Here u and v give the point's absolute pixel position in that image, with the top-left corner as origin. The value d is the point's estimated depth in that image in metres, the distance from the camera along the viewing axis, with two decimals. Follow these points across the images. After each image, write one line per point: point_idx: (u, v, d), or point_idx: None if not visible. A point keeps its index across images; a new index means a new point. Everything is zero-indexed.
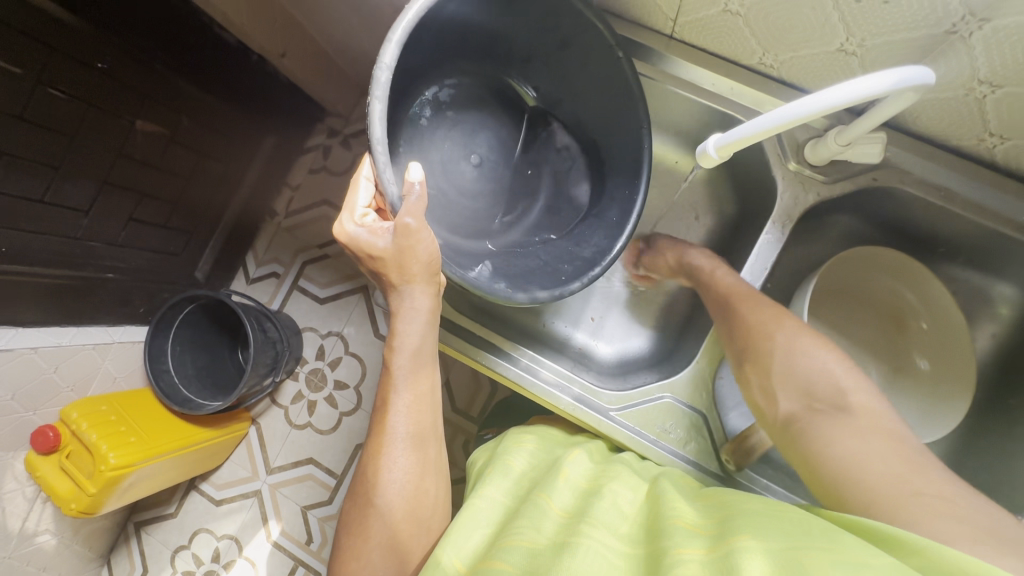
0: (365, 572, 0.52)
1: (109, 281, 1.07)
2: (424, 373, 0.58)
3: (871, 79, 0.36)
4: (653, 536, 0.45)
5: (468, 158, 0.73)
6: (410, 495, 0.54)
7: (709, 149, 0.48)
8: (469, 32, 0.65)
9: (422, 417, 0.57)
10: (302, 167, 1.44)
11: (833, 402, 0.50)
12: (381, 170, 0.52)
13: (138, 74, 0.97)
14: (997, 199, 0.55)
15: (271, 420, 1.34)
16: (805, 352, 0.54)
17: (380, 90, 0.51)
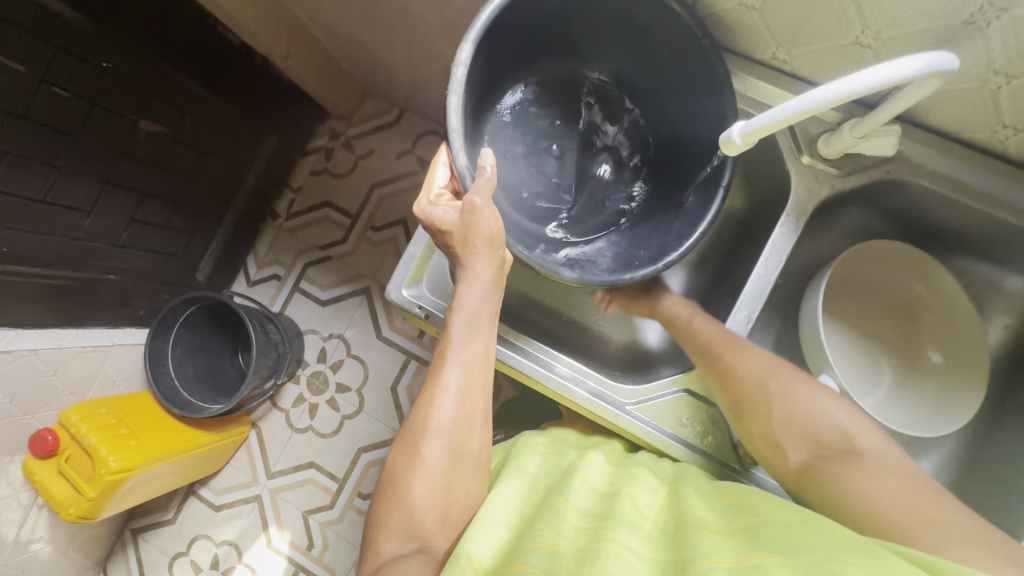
0: (402, 524, 0.50)
1: (109, 282, 1.05)
2: (483, 344, 0.57)
3: (891, 67, 0.37)
4: (671, 540, 0.45)
5: (551, 151, 0.70)
6: (452, 462, 0.53)
7: (734, 136, 0.48)
8: (547, 24, 0.63)
9: (475, 389, 0.56)
10: (304, 168, 1.43)
11: (844, 453, 0.48)
12: (455, 152, 0.54)
13: (141, 73, 0.96)
14: (1011, 191, 0.56)
15: (272, 424, 1.32)
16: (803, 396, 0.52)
17: (457, 85, 0.54)
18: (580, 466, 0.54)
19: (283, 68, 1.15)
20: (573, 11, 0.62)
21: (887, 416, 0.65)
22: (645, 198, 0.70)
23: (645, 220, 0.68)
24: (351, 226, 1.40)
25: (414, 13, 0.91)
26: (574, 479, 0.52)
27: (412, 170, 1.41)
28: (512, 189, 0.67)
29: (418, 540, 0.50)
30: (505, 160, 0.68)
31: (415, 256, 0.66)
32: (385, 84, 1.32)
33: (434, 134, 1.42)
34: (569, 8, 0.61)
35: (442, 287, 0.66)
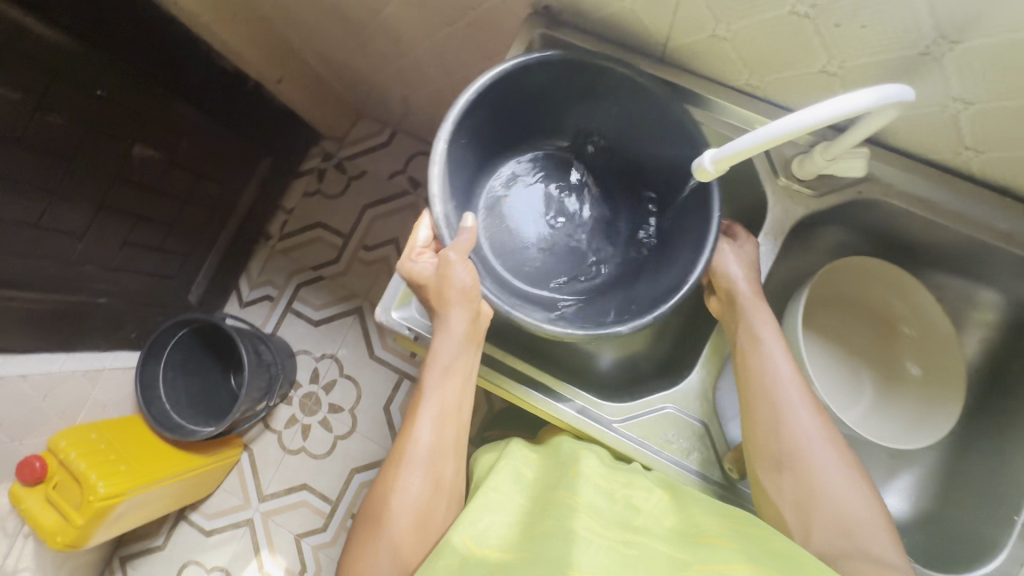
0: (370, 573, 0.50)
1: (101, 305, 1.06)
2: (459, 391, 0.57)
3: (852, 98, 0.39)
4: (665, 540, 0.46)
5: (545, 221, 0.73)
6: (424, 509, 0.53)
7: (704, 163, 0.49)
8: (529, 110, 0.67)
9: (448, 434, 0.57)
10: (296, 190, 1.45)
11: (824, 489, 0.51)
12: (434, 210, 0.56)
13: (136, 99, 0.98)
14: (977, 209, 0.58)
15: (264, 446, 1.31)
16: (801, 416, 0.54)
17: (438, 157, 0.57)
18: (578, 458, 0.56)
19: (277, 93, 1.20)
20: (550, 93, 0.65)
21: (872, 431, 0.67)
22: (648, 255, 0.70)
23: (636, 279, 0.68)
24: (343, 246, 1.42)
25: (403, 40, 0.93)
26: (570, 473, 0.54)
27: (403, 191, 1.43)
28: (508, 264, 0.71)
29: None
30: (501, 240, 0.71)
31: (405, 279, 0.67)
32: (376, 107, 1.35)
33: (424, 155, 1.44)
34: (545, 93, 0.65)
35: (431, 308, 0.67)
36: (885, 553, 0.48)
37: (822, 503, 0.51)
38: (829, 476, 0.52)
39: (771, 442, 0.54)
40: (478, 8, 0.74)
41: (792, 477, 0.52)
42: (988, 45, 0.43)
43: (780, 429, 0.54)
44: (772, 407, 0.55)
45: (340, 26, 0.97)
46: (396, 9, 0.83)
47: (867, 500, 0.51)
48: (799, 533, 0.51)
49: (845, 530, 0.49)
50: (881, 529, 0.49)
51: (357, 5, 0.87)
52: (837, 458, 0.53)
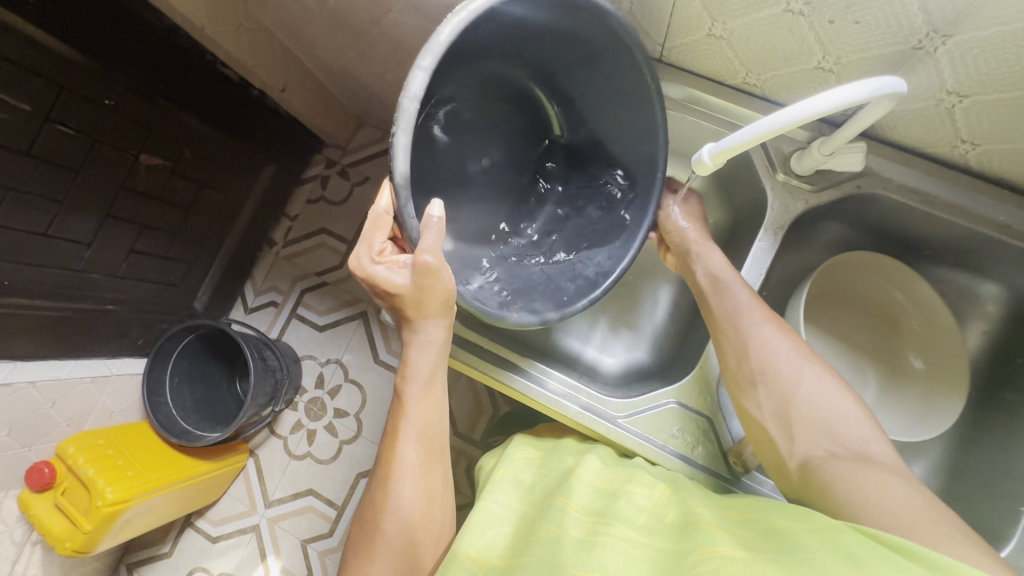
0: None
1: (109, 312, 1.07)
2: (435, 396, 0.59)
3: (840, 93, 0.39)
4: (668, 535, 0.46)
5: (480, 161, 0.67)
6: (423, 516, 0.55)
7: (703, 157, 0.50)
8: (501, 36, 0.59)
9: (432, 439, 0.59)
10: (300, 197, 1.47)
11: (829, 433, 0.50)
12: (403, 206, 0.50)
13: (142, 110, 1.00)
14: (975, 201, 0.58)
15: (270, 452, 1.32)
16: (782, 359, 0.54)
17: (405, 121, 0.48)
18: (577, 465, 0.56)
19: (279, 101, 1.20)
20: (534, 30, 0.59)
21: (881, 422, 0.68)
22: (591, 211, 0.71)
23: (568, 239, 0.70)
24: (347, 251, 1.43)
25: (406, 48, 0.94)
26: (569, 476, 0.55)
27: None
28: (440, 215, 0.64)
29: None
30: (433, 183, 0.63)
31: None
32: (378, 114, 1.36)
33: None
34: (527, 25, 0.58)
35: None
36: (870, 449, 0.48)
37: (800, 408, 0.52)
38: (803, 387, 0.52)
39: (741, 363, 0.56)
40: None
41: (765, 390, 0.54)
42: (979, 38, 0.44)
43: (745, 347, 0.56)
44: (735, 327, 0.58)
45: (343, 35, 0.98)
46: (398, 16, 0.84)
47: (842, 398, 0.52)
48: (783, 444, 0.52)
49: (825, 431, 0.50)
50: (864, 425, 0.50)
51: (359, 13, 0.88)
52: (804, 361, 0.54)
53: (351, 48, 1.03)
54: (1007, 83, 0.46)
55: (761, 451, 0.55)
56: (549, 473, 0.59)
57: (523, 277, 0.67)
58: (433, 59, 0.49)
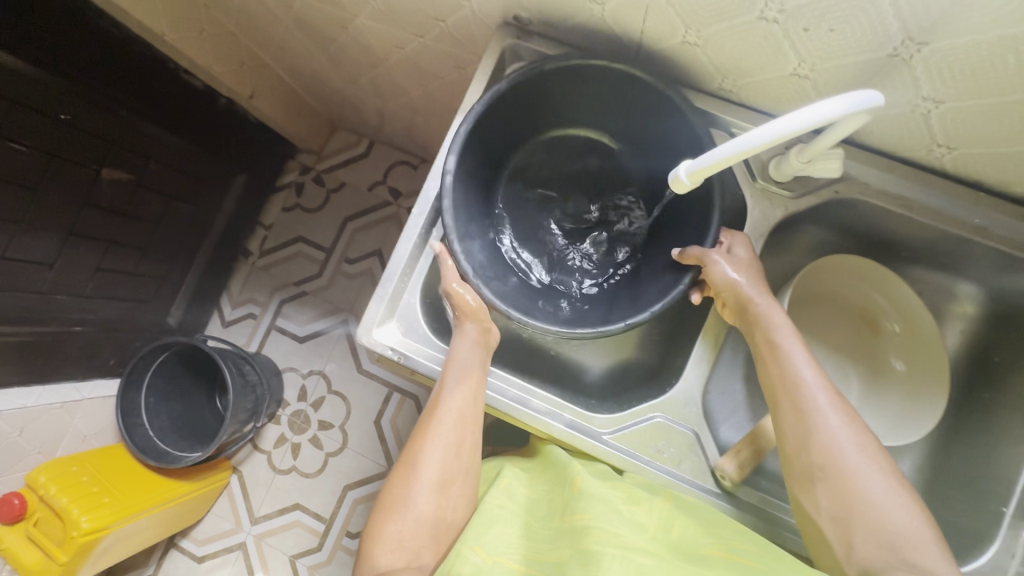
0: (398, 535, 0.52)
1: (77, 333, 1.03)
2: (468, 422, 0.57)
3: (822, 108, 0.38)
4: (678, 551, 0.47)
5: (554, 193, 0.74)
6: (422, 542, 0.52)
7: (680, 175, 0.49)
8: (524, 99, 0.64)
9: (463, 434, 0.57)
10: (275, 205, 1.43)
11: (887, 535, 0.46)
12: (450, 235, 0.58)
13: (102, 122, 0.95)
14: (951, 204, 0.58)
15: (254, 467, 1.29)
16: (844, 443, 0.50)
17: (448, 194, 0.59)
18: (577, 472, 0.54)
19: (247, 108, 1.17)
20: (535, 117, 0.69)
21: None
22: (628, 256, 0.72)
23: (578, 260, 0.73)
24: (325, 260, 1.40)
25: (375, 53, 0.92)
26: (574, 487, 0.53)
27: (384, 201, 1.42)
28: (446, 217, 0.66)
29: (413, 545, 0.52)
30: (421, 207, 0.64)
31: (385, 296, 0.63)
32: (353, 119, 1.34)
33: (404, 163, 1.43)
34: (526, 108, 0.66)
35: (412, 328, 0.64)
36: (934, 567, 0.44)
37: (864, 515, 0.47)
38: (864, 473, 0.49)
39: (802, 453, 0.51)
40: (447, 20, 0.70)
41: (827, 491, 0.49)
42: (954, 46, 0.43)
43: (810, 437, 0.51)
44: (798, 412, 0.52)
45: (312, 40, 0.95)
46: (365, 22, 0.81)
47: (910, 510, 0.47)
48: (841, 546, 0.48)
49: (889, 546, 0.46)
50: (931, 543, 0.45)
51: (326, 18, 0.85)
52: (873, 465, 0.49)
53: (319, 56, 1.01)
54: (985, 88, 0.45)
55: (805, 526, 0.52)
56: (555, 480, 0.58)
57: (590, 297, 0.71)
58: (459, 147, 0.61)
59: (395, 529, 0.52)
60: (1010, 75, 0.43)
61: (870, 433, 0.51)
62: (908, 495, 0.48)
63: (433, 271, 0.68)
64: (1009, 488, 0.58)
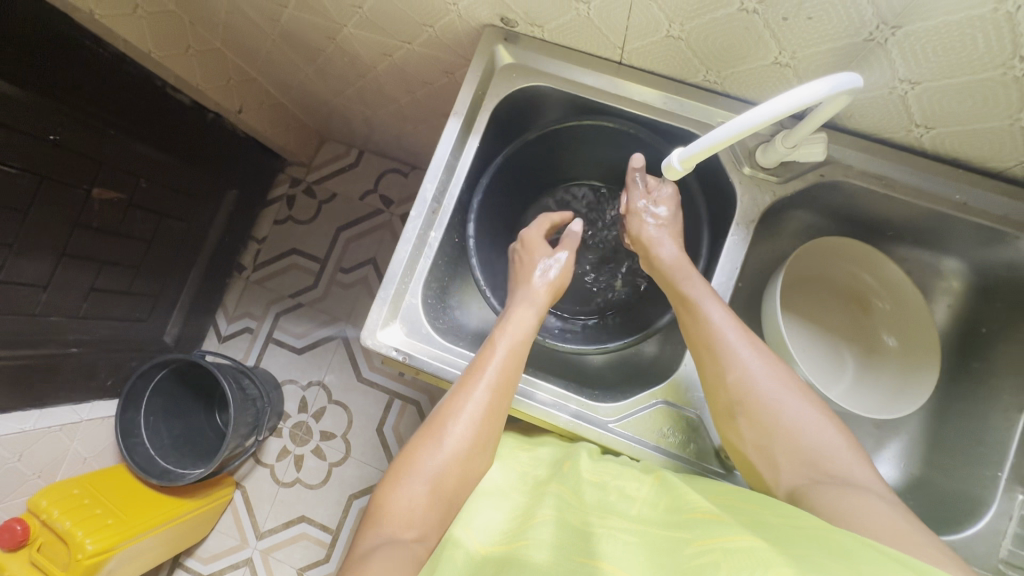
0: (412, 496, 0.50)
1: (74, 355, 1.03)
2: (501, 397, 0.57)
3: (786, 99, 0.41)
4: (665, 520, 0.47)
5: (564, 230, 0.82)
6: (434, 516, 0.50)
7: (674, 163, 0.53)
8: (529, 152, 0.74)
9: (497, 409, 0.56)
10: (268, 218, 1.44)
11: (808, 455, 0.48)
12: (475, 268, 0.69)
13: (93, 142, 0.95)
14: (931, 182, 0.60)
15: (258, 481, 1.28)
16: (753, 369, 0.51)
17: (472, 230, 0.70)
18: None
19: (236, 122, 1.18)
20: (541, 166, 0.78)
21: (855, 406, 0.68)
22: (637, 281, 0.80)
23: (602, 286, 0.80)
24: (320, 271, 1.40)
25: (362, 62, 0.93)
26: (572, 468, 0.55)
27: (377, 209, 1.42)
28: (444, 217, 0.67)
29: (423, 510, 0.50)
30: (419, 209, 0.65)
31: (388, 298, 0.64)
32: (342, 129, 1.35)
33: (394, 171, 1.44)
34: (532, 159, 0.76)
35: (415, 328, 0.65)
36: (854, 473, 0.46)
37: (782, 439, 0.49)
38: (780, 400, 0.50)
39: (719, 392, 0.53)
40: (435, 26, 0.72)
41: (746, 420, 0.51)
42: (927, 27, 0.44)
43: (722, 374, 0.53)
44: (711, 352, 0.53)
45: (299, 52, 0.96)
46: (353, 32, 0.82)
47: (823, 428, 0.49)
48: (770, 475, 0.49)
49: (808, 462, 0.47)
50: (846, 451, 0.48)
51: (313, 30, 0.86)
52: (788, 389, 0.51)
53: (305, 67, 1.02)
54: (958, 67, 0.47)
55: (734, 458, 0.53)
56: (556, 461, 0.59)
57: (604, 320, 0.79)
58: (478, 196, 0.70)
59: (408, 490, 0.50)
60: (982, 52, 0.45)
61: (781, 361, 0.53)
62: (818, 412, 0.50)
63: (434, 271, 0.68)
64: (1003, 453, 0.59)
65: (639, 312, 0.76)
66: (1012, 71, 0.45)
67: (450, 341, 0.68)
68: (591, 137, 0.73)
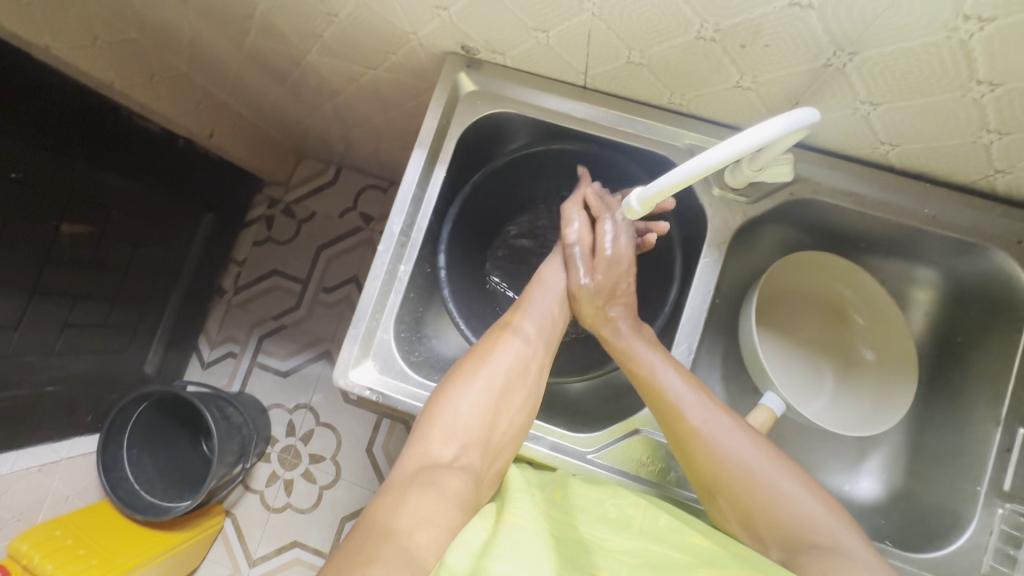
0: (457, 421, 0.54)
1: (50, 393, 1.01)
2: (539, 339, 0.62)
3: (723, 148, 0.41)
4: (661, 538, 0.49)
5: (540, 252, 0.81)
6: (471, 444, 0.54)
7: (632, 204, 0.53)
8: (499, 177, 0.73)
9: (536, 348, 0.61)
10: (246, 240, 1.42)
11: (793, 529, 0.50)
12: (447, 300, 0.68)
13: (62, 176, 0.92)
14: (900, 196, 0.60)
15: (248, 508, 1.27)
16: (726, 449, 0.54)
17: (443, 260, 0.69)
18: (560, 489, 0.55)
19: (208, 147, 1.15)
20: (512, 190, 0.78)
21: (829, 422, 0.67)
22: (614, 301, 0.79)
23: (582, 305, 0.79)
24: (303, 291, 1.39)
25: (331, 85, 0.92)
26: (556, 497, 0.54)
27: (357, 227, 1.41)
28: (413, 250, 0.66)
29: (466, 436, 0.54)
30: (386, 243, 0.64)
31: (358, 335, 0.63)
32: (318, 148, 1.33)
33: (374, 188, 1.42)
34: (503, 184, 0.75)
35: (389, 365, 0.64)
36: (837, 545, 0.48)
37: (763, 513, 0.51)
38: (758, 477, 0.52)
39: (696, 473, 0.55)
40: (398, 53, 0.70)
41: (726, 499, 0.53)
42: (883, 54, 0.44)
43: (696, 452, 0.54)
44: (683, 431, 0.55)
45: (268, 75, 0.94)
46: (317, 58, 0.81)
47: (805, 499, 0.51)
48: (756, 546, 0.51)
49: (793, 537, 0.49)
50: (829, 521, 0.50)
51: (279, 54, 0.85)
52: (763, 459, 0.53)
53: (274, 90, 1.00)
54: (918, 90, 0.46)
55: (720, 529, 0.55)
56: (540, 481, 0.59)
57: (581, 343, 0.78)
58: (448, 227, 0.69)
59: (452, 416, 0.54)
60: (939, 76, 0.44)
61: (751, 430, 0.56)
62: (796, 481, 0.52)
63: (406, 305, 0.67)
64: (981, 466, 0.59)
65: None
66: (972, 93, 0.45)
67: (425, 376, 0.67)
68: (559, 161, 0.72)
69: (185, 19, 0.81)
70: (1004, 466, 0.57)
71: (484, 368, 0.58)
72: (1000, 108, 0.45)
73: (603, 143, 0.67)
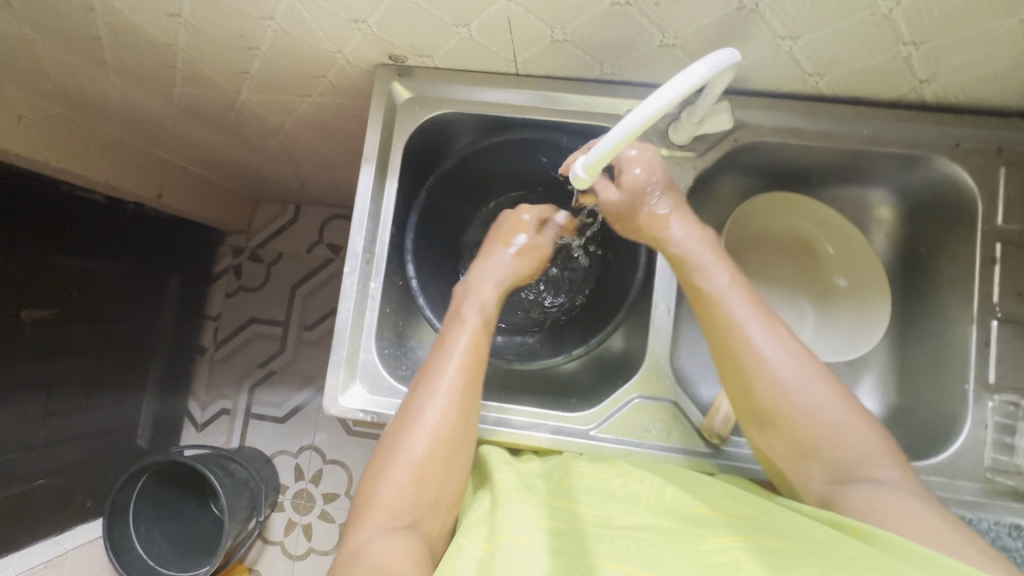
0: (399, 484, 0.51)
1: (42, 487, 0.97)
2: (472, 369, 0.57)
3: (655, 100, 0.42)
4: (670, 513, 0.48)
5: None
6: (422, 506, 0.51)
7: (579, 172, 0.52)
8: (452, 179, 0.73)
9: (470, 380, 0.57)
10: (217, 293, 1.39)
11: (843, 463, 0.48)
12: (422, 307, 0.68)
13: (14, 263, 0.90)
14: (838, 125, 0.61)
15: (270, 562, 1.24)
16: (789, 379, 0.50)
17: (412, 269, 0.68)
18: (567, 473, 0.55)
19: (159, 207, 1.13)
20: (468, 189, 0.77)
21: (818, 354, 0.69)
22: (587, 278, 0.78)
23: (561, 287, 0.79)
24: (285, 333, 1.37)
25: (271, 123, 0.91)
26: (563, 484, 0.54)
27: (327, 259, 1.39)
28: (380, 265, 0.65)
29: (413, 496, 0.50)
30: (352, 263, 0.64)
31: (341, 360, 0.62)
32: (273, 189, 1.31)
33: (337, 217, 1.41)
34: (456, 185, 0.75)
35: (378, 383, 0.63)
36: (883, 476, 0.47)
37: (820, 453, 0.49)
38: (821, 408, 0.49)
39: (749, 400, 0.52)
40: (328, 75, 0.70)
41: (776, 431, 0.51)
42: None
43: (750, 383, 0.51)
44: (736, 359, 0.52)
45: (207, 124, 0.93)
46: (251, 96, 0.80)
47: (864, 433, 0.49)
48: (801, 482, 0.50)
49: (842, 470, 0.48)
50: (881, 454, 0.48)
51: (212, 101, 0.83)
52: (825, 391, 0.50)
53: (217, 138, 0.99)
54: (830, 17, 0.48)
55: (764, 462, 0.54)
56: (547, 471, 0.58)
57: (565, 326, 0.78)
58: (410, 235, 0.69)
59: (393, 482, 0.51)
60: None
61: (815, 360, 0.52)
62: (858, 415, 0.50)
63: (384, 320, 0.67)
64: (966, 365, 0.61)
65: (596, 311, 0.76)
66: (880, 10, 0.47)
67: None
68: (508, 151, 0.73)
69: (108, 83, 0.79)
70: (987, 362, 0.59)
71: (419, 418, 0.53)
72: (910, 21, 0.47)
73: (546, 126, 0.67)
